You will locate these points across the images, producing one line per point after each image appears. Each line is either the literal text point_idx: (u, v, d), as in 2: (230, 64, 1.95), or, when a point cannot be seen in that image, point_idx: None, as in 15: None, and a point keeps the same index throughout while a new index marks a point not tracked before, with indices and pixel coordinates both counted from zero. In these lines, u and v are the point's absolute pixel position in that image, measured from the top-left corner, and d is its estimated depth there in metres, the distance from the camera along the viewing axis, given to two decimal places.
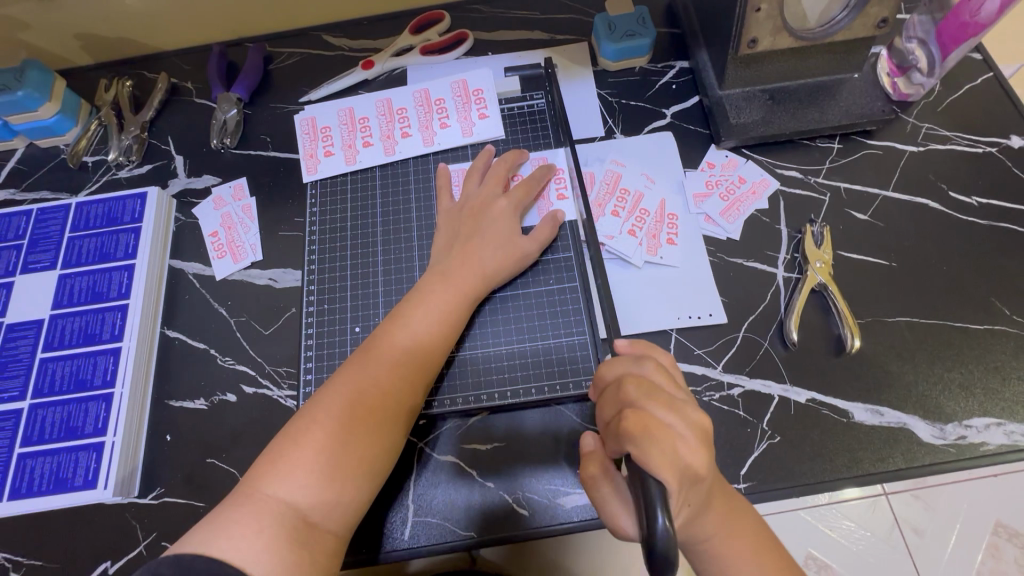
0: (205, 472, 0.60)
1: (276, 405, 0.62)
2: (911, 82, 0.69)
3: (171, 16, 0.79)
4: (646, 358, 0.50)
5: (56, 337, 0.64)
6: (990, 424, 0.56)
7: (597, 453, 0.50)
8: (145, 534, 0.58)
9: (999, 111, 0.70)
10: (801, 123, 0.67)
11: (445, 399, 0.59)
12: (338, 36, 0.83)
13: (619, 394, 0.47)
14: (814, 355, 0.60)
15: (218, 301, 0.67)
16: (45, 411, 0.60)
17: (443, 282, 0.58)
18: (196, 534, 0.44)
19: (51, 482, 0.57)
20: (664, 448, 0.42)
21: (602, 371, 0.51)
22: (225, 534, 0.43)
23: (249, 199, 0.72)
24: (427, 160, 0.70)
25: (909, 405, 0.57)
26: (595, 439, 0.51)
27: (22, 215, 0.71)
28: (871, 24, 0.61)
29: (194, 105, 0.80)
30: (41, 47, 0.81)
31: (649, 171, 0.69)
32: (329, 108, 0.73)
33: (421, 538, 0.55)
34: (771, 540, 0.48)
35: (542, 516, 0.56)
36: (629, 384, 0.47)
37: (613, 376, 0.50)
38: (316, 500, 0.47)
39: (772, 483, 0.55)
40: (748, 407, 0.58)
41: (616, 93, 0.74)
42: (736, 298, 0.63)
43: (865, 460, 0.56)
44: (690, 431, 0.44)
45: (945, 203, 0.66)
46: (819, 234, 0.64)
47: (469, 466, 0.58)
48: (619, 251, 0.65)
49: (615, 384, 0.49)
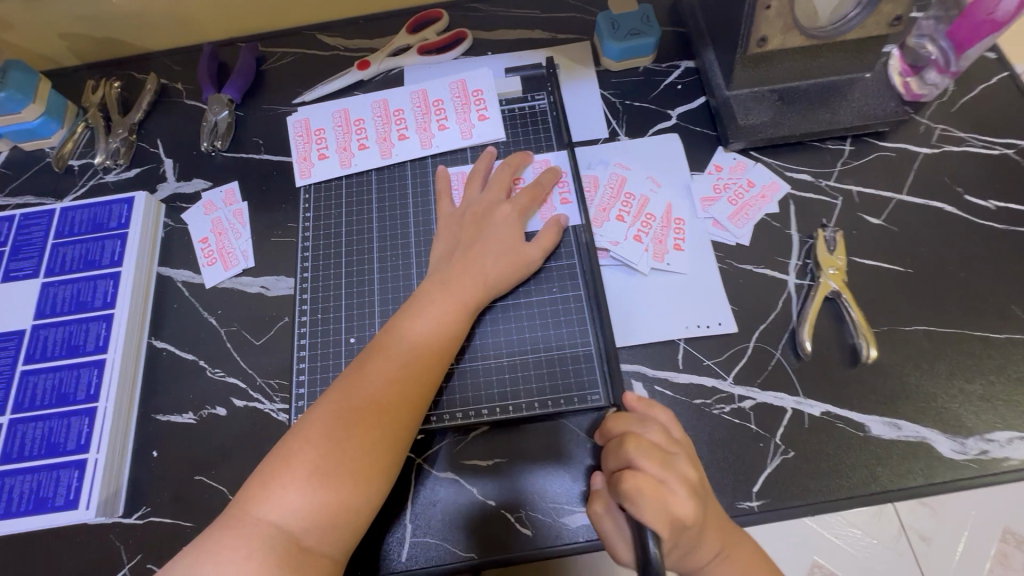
0: (193, 490, 0.57)
1: (268, 419, 0.59)
2: (924, 82, 0.66)
3: (160, 15, 0.77)
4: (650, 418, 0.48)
5: (37, 348, 0.61)
6: (1012, 438, 0.54)
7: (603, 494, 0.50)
8: (129, 556, 0.55)
9: (1015, 112, 0.68)
10: (811, 125, 0.65)
11: (445, 412, 0.56)
12: (333, 36, 0.80)
13: (617, 447, 0.46)
14: (828, 365, 0.57)
15: (208, 310, 0.65)
16: (25, 427, 0.58)
17: (444, 291, 0.56)
18: (182, 566, 0.42)
19: (31, 502, 0.55)
20: (660, 506, 0.42)
21: (604, 424, 0.50)
22: (213, 559, 0.42)
23: (240, 204, 0.69)
24: (425, 163, 0.68)
25: (928, 419, 0.55)
26: (601, 479, 0.51)
27: (5, 221, 0.68)
28: (885, 22, 0.59)
29: (184, 106, 0.77)
30: (26, 47, 0.78)
31: (655, 174, 0.67)
32: (323, 110, 0.71)
33: (419, 559, 0.53)
34: (769, 564, 0.48)
35: (546, 536, 0.53)
36: (627, 442, 0.45)
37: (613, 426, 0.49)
38: (309, 524, 0.44)
39: (785, 501, 0.53)
40: (760, 421, 0.56)
41: (620, 93, 0.72)
42: (745, 306, 0.60)
43: (883, 476, 0.53)
44: (684, 484, 0.44)
45: (961, 207, 0.63)
46: (832, 239, 0.62)
47: (468, 483, 0.55)
48: (624, 257, 0.62)
49: (615, 439, 0.47)
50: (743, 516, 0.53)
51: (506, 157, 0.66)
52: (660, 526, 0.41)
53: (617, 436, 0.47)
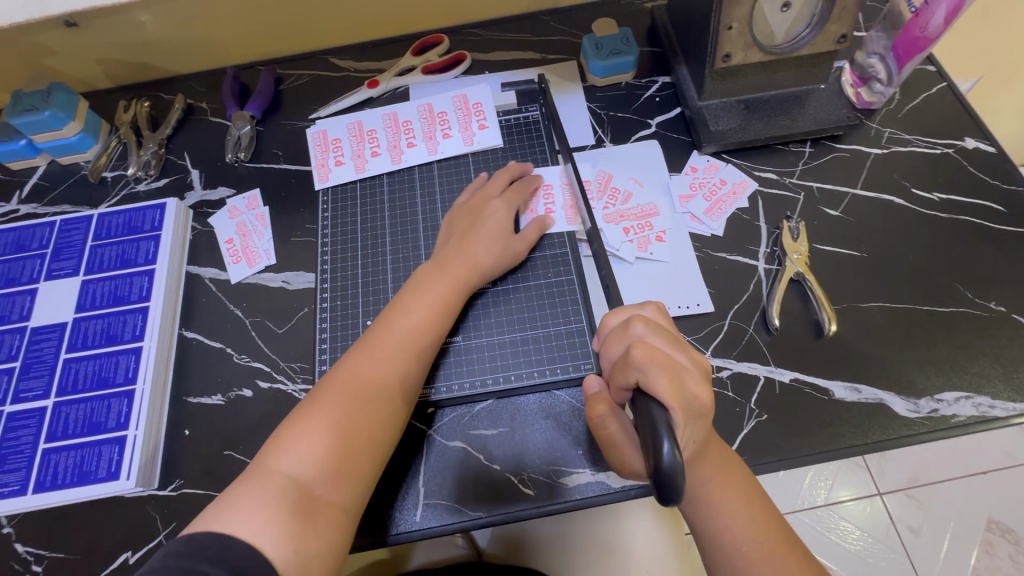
0: (223, 463, 0.62)
1: (291, 399, 0.65)
2: (873, 91, 0.76)
3: (188, 41, 0.85)
4: (648, 304, 0.54)
5: (79, 338, 0.67)
6: (960, 397, 0.60)
7: (602, 394, 0.51)
8: (164, 524, 0.60)
9: (952, 117, 0.77)
10: (774, 129, 0.73)
11: (450, 385, 0.62)
12: (344, 59, 0.89)
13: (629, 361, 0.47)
14: (795, 339, 0.64)
15: (234, 303, 0.71)
16: (69, 408, 0.63)
17: (438, 272, 0.61)
18: (205, 514, 0.46)
19: (75, 475, 0.60)
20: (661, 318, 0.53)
21: (606, 320, 0.54)
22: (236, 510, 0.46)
23: (262, 209, 0.76)
24: (430, 168, 0.75)
25: (885, 383, 0.61)
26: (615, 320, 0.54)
27: (46, 226, 0.74)
28: (832, 39, 0.67)
29: (210, 123, 0.85)
30: (64, 71, 0.86)
31: (637, 175, 0.75)
32: (338, 122, 0.79)
33: (431, 519, 0.58)
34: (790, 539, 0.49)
35: (546, 494, 0.59)
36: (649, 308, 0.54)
37: (618, 321, 0.53)
38: (319, 473, 0.49)
39: (761, 457, 0.59)
40: (736, 389, 0.62)
41: (605, 106, 0.81)
42: (720, 288, 0.68)
43: (847, 434, 0.59)
44: (696, 368, 0.48)
45: (908, 199, 0.71)
46: (795, 229, 0.70)
47: (476, 451, 0.61)
48: (610, 244, 0.70)
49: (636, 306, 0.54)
50: None
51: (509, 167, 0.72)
52: (675, 399, 0.43)
53: (626, 321, 0.51)
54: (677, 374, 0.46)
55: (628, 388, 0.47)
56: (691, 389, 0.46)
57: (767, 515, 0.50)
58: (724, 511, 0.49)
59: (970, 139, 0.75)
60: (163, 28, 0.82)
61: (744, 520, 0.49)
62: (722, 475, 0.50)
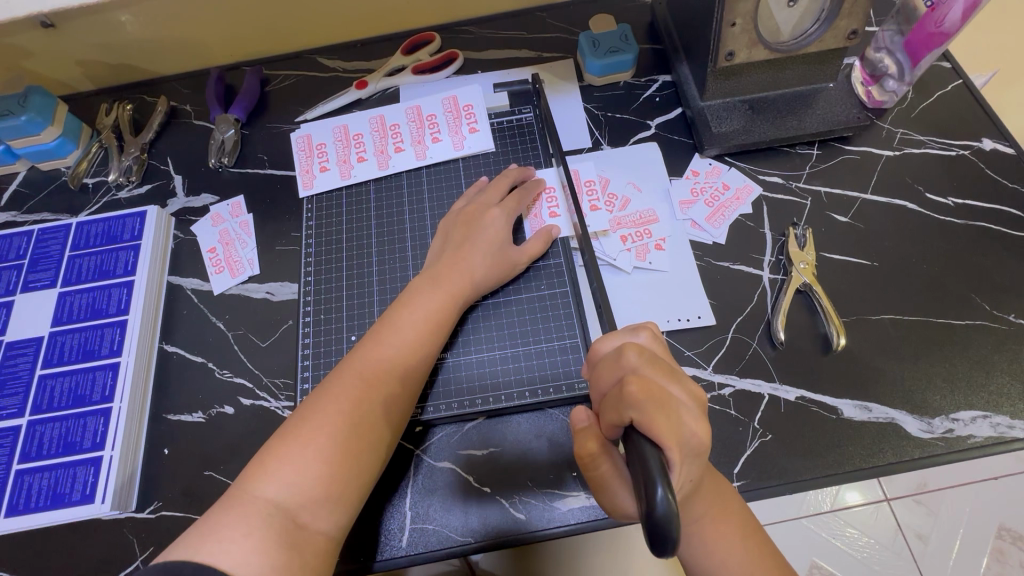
0: (203, 484, 0.60)
1: (273, 416, 0.63)
2: (884, 90, 0.72)
3: (170, 42, 0.82)
4: (641, 328, 0.51)
5: (55, 353, 0.64)
6: (977, 417, 0.57)
7: (592, 429, 0.47)
8: (142, 548, 0.58)
9: (969, 116, 0.73)
10: (780, 131, 0.70)
11: (439, 404, 0.60)
12: (332, 59, 0.85)
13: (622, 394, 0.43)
14: (802, 354, 0.61)
15: (216, 315, 0.69)
16: (44, 427, 0.61)
17: (433, 286, 0.59)
18: (183, 541, 0.43)
19: (49, 498, 0.58)
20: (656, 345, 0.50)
21: (597, 345, 0.51)
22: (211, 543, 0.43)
23: (246, 216, 0.73)
24: (419, 173, 0.72)
25: (897, 401, 0.58)
26: (608, 346, 0.50)
27: (23, 235, 0.72)
28: (842, 35, 0.64)
29: (193, 126, 0.82)
30: (44, 74, 0.83)
31: (636, 180, 0.71)
32: (324, 125, 0.76)
33: (419, 545, 0.56)
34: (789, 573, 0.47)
35: (539, 519, 0.56)
36: (643, 333, 0.50)
37: (610, 347, 0.50)
38: (305, 500, 0.46)
39: (764, 480, 0.56)
40: (739, 407, 0.59)
41: (602, 106, 0.77)
42: (723, 300, 0.64)
43: (856, 455, 0.56)
44: (691, 401, 0.45)
45: (922, 204, 0.68)
46: (802, 237, 0.66)
47: (466, 473, 0.58)
48: (606, 254, 0.67)
49: (630, 330, 0.51)
50: None
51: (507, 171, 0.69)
52: (671, 439, 0.40)
53: (618, 349, 0.47)
54: (670, 409, 0.42)
55: (620, 423, 0.43)
56: (685, 425, 0.42)
57: (764, 548, 0.48)
58: (719, 546, 0.47)
59: (988, 140, 0.71)
60: (143, 28, 0.79)
61: (741, 556, 0.47)
62: (717, 509, 0.48)
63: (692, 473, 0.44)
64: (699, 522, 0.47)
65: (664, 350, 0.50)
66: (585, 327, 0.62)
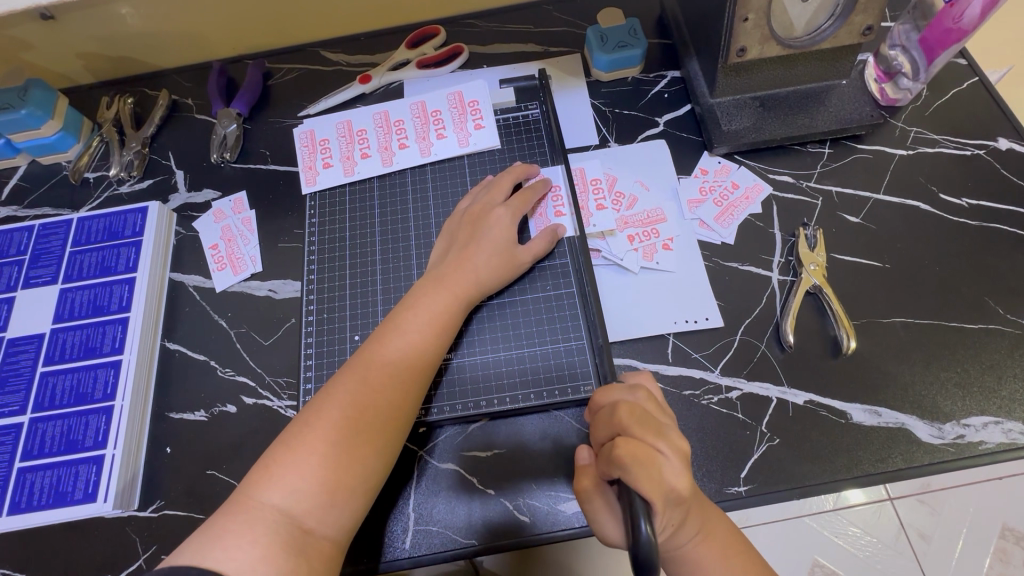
0: (205, 483, 0.60)
1: (276, 415, 0.62)
2: (898, 88, 0.70)
3: (171, 35, 0.81)
4: (638, 386, 0.50)
5: (56, 350, 0.64)
6: (988, 423, 0.56)
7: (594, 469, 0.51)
8: (144, 547, 0.58)
9: (984, 114, 0.71)
10: (791, 129, 0.68)
11: (443, 405, 0.59)
12: (336, 52, 0.84)
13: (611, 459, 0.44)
14: (811, 357, 0.60)
15: (218, 313, 0.68)
16: (45, 425, 0.60)
17: (437, 286, 0.58)
18: (188, 547, 0.43)
19: (51, 496, 0.57)
20: (651, 403, 0.49)
21: (594, 399, 0.51)
22: (210, 553, 0.42)
23: (248, 212, 0.73)
24: (423, 170, 0.71)
25: (907, 406, 0.57)
26: (603, 402, 0.50)
27: (24, 231, 0.71)
28: (857, 32, 0.62)
29: (195, 121, 0.81)
30: (44, 67, 0.82)
31: (643, 178, 0.70)
32: (327, 121, 0.75)
33: (422, 546, 0.55)
34: None
35: (542, 522, 0.56)
36: (641, 391, 0.50)
37: (607, 402, 0.50)
38: (310, 506, 0.46)
39: (772, 485, 0.55)
40: (747, 410, 0.58)
41: (610, 102, 0.76)
42: (730, 302, 0.63)
43: (865, 461, 0.56)
44: (678, 457, 0.45)
45: (935, 205, 0.66)
46: (813, 237, 0.65)
47: (469, 474, 0.58)
48: (612, 253, 0.66)
49: (627, 386, 0.50)
50: (732, 500, 0.55)
51: (512, 168, 0.68)
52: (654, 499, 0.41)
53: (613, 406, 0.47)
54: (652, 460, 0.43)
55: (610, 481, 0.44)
56: (664, 475, 0.43)
57: (749, 561, 0.48)
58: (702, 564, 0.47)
59: (1003, 139, 0.69)
60: (144, 21, 0.78)
61: None
62: (705, 533, 0.48)
63: (673, 519, 0.45)
64: (685, 546, 0.47)
65: (657, 406, 0.50)
66: (590, 330, 0.61)
